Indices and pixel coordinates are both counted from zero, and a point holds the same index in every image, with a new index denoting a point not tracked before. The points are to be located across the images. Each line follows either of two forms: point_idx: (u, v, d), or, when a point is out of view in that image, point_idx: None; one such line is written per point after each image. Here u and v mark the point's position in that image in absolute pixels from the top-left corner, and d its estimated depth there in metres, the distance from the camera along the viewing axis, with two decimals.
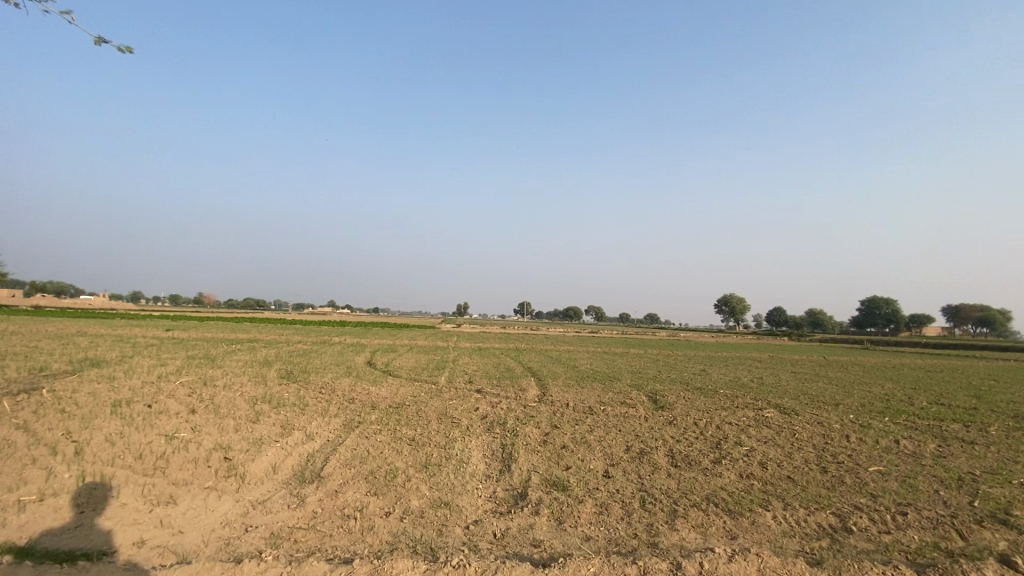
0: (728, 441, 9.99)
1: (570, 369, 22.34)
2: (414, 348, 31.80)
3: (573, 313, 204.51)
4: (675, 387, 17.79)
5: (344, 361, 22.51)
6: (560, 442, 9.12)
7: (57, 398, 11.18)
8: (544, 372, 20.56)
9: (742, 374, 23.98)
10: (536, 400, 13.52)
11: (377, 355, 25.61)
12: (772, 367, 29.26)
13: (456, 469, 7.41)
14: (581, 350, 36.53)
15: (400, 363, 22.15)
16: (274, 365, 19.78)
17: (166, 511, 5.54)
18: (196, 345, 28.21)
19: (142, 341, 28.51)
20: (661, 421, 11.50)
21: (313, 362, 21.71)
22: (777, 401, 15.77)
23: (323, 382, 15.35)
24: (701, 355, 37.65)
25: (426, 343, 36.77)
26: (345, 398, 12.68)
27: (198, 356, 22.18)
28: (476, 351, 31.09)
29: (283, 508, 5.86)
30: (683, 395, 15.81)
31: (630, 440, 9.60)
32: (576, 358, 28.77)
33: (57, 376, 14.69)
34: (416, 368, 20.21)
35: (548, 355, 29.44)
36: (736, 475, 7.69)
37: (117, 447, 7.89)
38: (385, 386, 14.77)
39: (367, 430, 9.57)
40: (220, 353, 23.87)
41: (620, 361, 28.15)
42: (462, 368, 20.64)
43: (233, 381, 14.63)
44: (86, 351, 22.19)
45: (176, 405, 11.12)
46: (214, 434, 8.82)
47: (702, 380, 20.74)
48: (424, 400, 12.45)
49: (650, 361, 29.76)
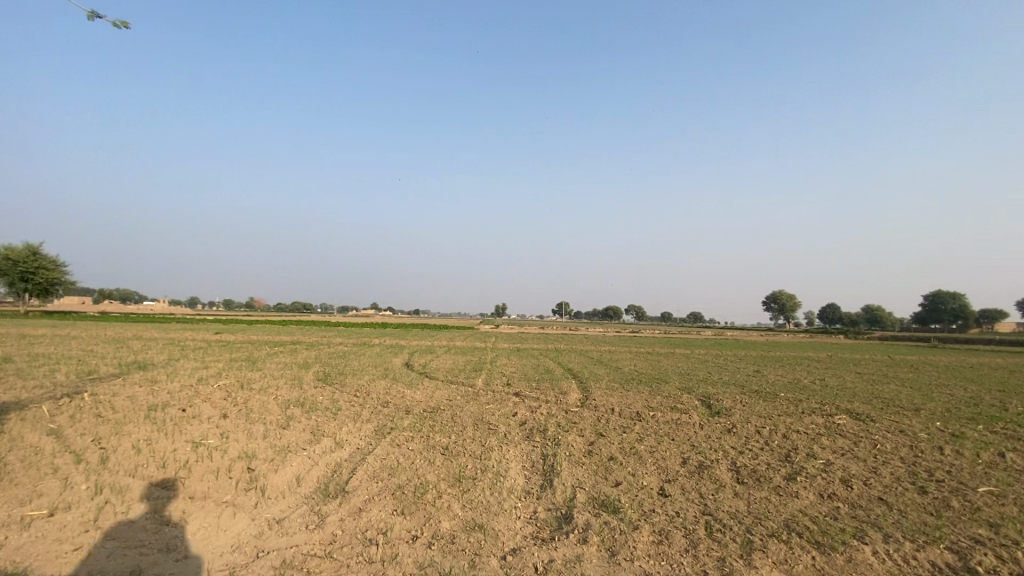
0: (799, 453, 8.82)
1: (613, 370, 21.26)
2: (452, 349, 31.38)
3: (613, 312, 201.12)
4: (729, 390, 16.48)
5: (381, 363, 22.24)
6: (607, 453, 8.24)
7: (96, 402, 11.16)
8: (586, 374, 19.61)
9: (801, 375, 22.19)
10: (579, 404, 12.64)
11: (415, 357, 25.29)
12: (833, 367, 27.12)
13: (492, 485, 6.66)
14: (623, 350, 35.21)
15: (437, 365, 21.70)
16: (312, 367, 19.69)
17: (174, 531, 5.05)
18: (241, 347, 28.76)
19: (191, 344, 29.39)
20: (719, 429, 10.41)
21: (350, 363, 21.55)
22: (846, 405, 14.25)
23: (358, 385, 14.98)
24: (752, 355, 35.60)
25: (464, 344, 36.41)
26: (379, 402, 12.19)
27: (240, 359, 22.44)
28: (514, 353, 30.40)
29: (300, 529, 5.28)
30: (739, 399, 14.55)
31: (687, 452, 8.60)
32: (619, 359, 27.62)
33: (103, 379, 14.96)
34: (453, 370, 19.66)
35: (588, 356, 28.42)
36: (816, 496, 6.61)
37: (142, 454, 7.59)
38: (420, 389, 14.23)
39: (399, 437, 8.98)
40: (262, 356, 24.12)
41: (665, 362, 26.78)
42: (500, 370, 19.93)
43: (270, 384, 14.45)
44: (137, 354, 22.88)
45: (209, 409, 10.90)
46: (241, 441, 8.43)
47: (757, 382, 19.24)
48: (460, 404, 11.80)
49: (698, 362, 28.19)
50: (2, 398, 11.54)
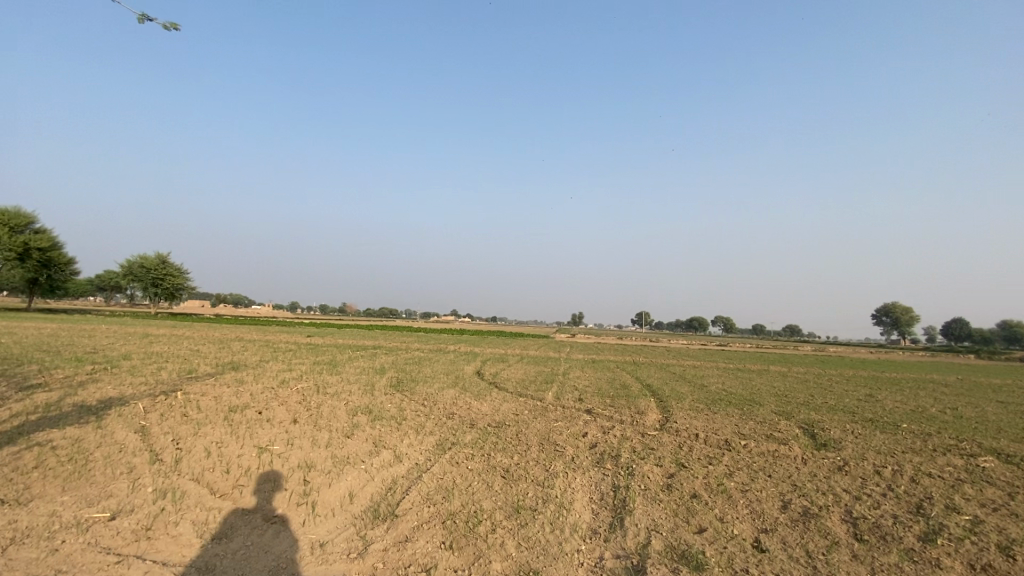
0: (935, 505, 7.19)
1: (698, 388, 19.55)
2: (525, 359, 30.90)
3: (697, 323, 191.13)
4: (837, 417, 14.39)
5: (454, 371, 22.20)
6: (689, 490, 7.19)
7: (185, 402, 11.84)
8: (667, 391, 18.16)
9: (926, 402, 19.07)
10: (657, 426, 11.51)
11: (488, 366, 25.06)
12: (966, 394, 23.21)
13: (553, 520, 5.93)
14: (709, 366, 32.79)
15: (508, 375, 21.25)
16: (387, 373, 20.02)
17: (216, 550, 4.84)
18: (326, 351, 30.28)
19: (283, 347, 31.45)
20: (827, 468, 8.88)
21: (424, 370, 21.71)
22: (991, 443, 11.80)
23: (428, 394, 14.85)
24: (861, 376, 31.65)
25: (538, 354, 35.84)
26: (445, 413, 11.86)
27: (323, 363, 23.48)
28: (588, 364, 29.32)
29: (340, 557, 4.86)
30: (849, 429, 12.57)
31: (788, 496, 7.31)
32: (703, 375, 25.62)
33: (200, 378, 16.09)
34: (524, 382, 19.07)
35: (669, 371, 26.69)
36: (967, 568, 5.18)
37: (210, 458, 7.72)
38: (488, 400, 13.77)
39: (459, 453, 8.49)
40: (343, 360, 25.08)
41: (757, 381, 24.38)
42: (572, 383, 19.05)
43: (344, 390, 14.73)
44: (235, 354, 24.73)
45: (282, 414, 11.14)
46: (304, 449, 8.38)
47: (870, 408, 16.74)
48: (527, 420, 11.16)
49: (795, 381, 25.41)
50: (111, 394, 12.63)
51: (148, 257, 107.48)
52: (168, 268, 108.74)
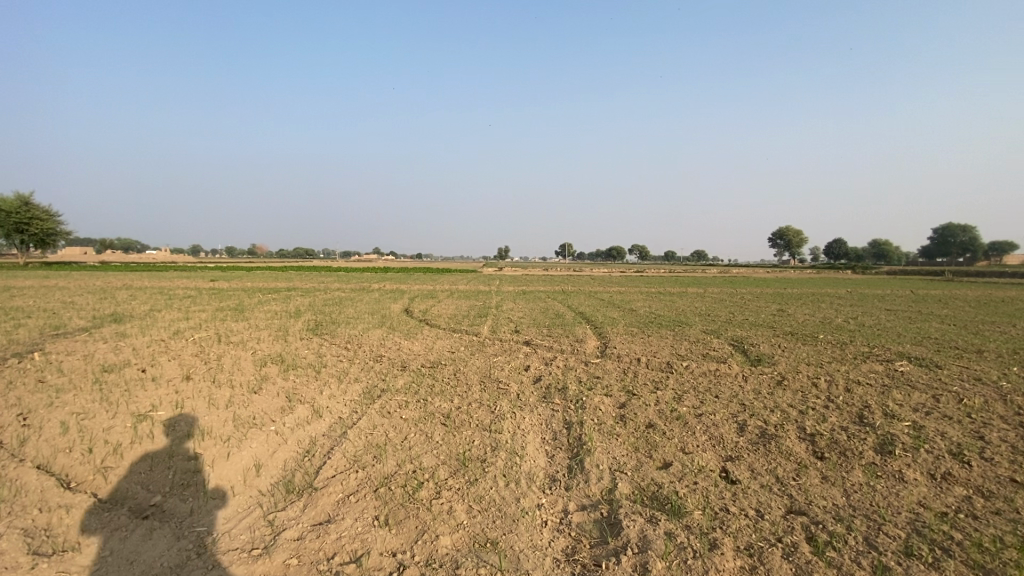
0: (876, 414, 7.29)
1: (629, 313, 19.69)
2: (454, 293, 29.88)
3: (618, 251, 198.73)
4: (761, 333, 14.92)
5: (379, 309, 20.77)
6: (645, 421, 6.68)
7: (42, 365, 9.67)
8: (601, 317, 18.04)
9: (832, 314, 20.55)
10: (600, 353, 11.10)
11: (416, 302, 23.87)
12: (859, 304, 25.53)
13: (506, 471, 5.11)
14: (634, 291, 33.70)
15: (437, 310, 20.19)
16: (304, 315, 18.28)
17: (58, 573, 3.52)
18: (233, 295, 27.42)
19: (179, 293, 27.98)
20: (769, 384, 8.83)
21: (346, 310, 20.06)
22: (898, 348, 12.66)
23: (352, 335, 13.51)
24: (768, 293, 34.09)
25: (467, 287, 35.00)
26: (371, 356, 10.67)
27: (229, 308, 21.10)
28: (519, 296, 28.95)
29: (240, 555, 3.74)
30: (776, 343, 12.97)
31: (741, 416, 7.08)
32: (631, 300, 26.09)
33: (68, 334, 13.55)
34: (455, 316, 18.16)
35: (599, 298, 26.91)
36: (930, 479, 5.08)
37: (66, 436, 6.09)
38: (419, 338, 12.71)
39: (390, 401, 7.43)
40: (254, 303, 22.77)
41: (681, 303, 25.29)
42: (506, 315, 18.40)
43: (252, 337, 13.01)
44: (120, 304, 21.56)
45: (172, 370, 9.38)
46: (197, 413, 6.92)
47: (787, 322, 17.67)
48: (464, 357, 10.26)
49: (715, 301, 26.67)
50: None
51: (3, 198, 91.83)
52: (31, 210, 93.66)
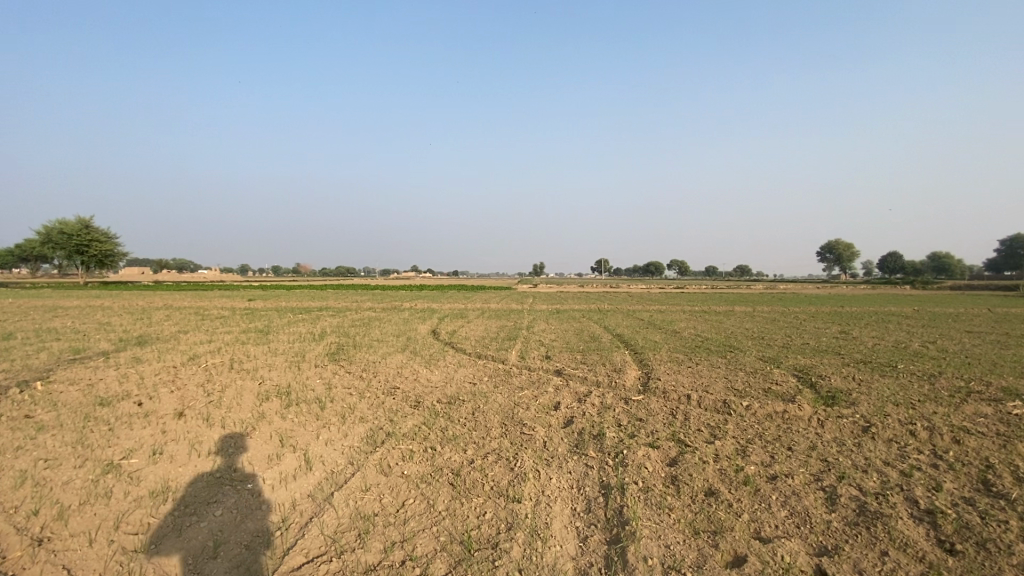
0: (1007, 479, 5.65)
1: (672, 336, 18.08)
2: (485, 313, 28.83)
3: (655, 267, 194.15)
4: (828, 362, 13.06)
5: (405, 331, 19.92)
6: (703, 487, 5.32)
7: (40, 396, 9.12)
8: (641, 341, 16.51)
9: (905, 338, 18.22)
10: (641, 387, 9.72)
11: (445, 323, 22.90)
12: (933, 325, 22.86)
13: (523, 566, 3.90)
14: (676, 310, 31.76)
15: (466, 333, 19.12)
16: (327, 338, 17.56)
17: None
18: (263, 316, 27.29)
19: (213, 314, 28.12)
20: (853, 432, 7.23)
21: (371, 332, 19.29)
22: (1001, 382, 10.66)
23: (370, 361, 12.56)
24: (823, 312, 31.41)
25: (499, 306, 33.99)
26: (384, 388, 9.65)
27: (256, 329, 20.70)
28: (553, 315, 27.66)
29: None
30: (849, 375, 11.19)
31: (826, 480, 5.60)
32: (673, 320, 24.34)
33: (85, 360, 13.19)
34: (484, 340, 17.03)
35: (638, 318, 25.28)
36: None
37: (19, 492, 5.29)
38: (440, 366, 11.63)
39: (393, 449, 6.33)
40: (282, 325, 22.38)
41: (728, 324, 23.35)
42: (537, 338, 17.16)
43: (266, 363, 12.26)
44: (151, 326, 21.56)
45: (168, 404, 8.62)
46: (174, 463, 6.03)
47: (854, 348, 15.67)
48: (486, 391, 9.09)
49: (766, 322, 24.52)
50: None
51: (69, 223, 98.03)
52: (93, 234, 99.45)
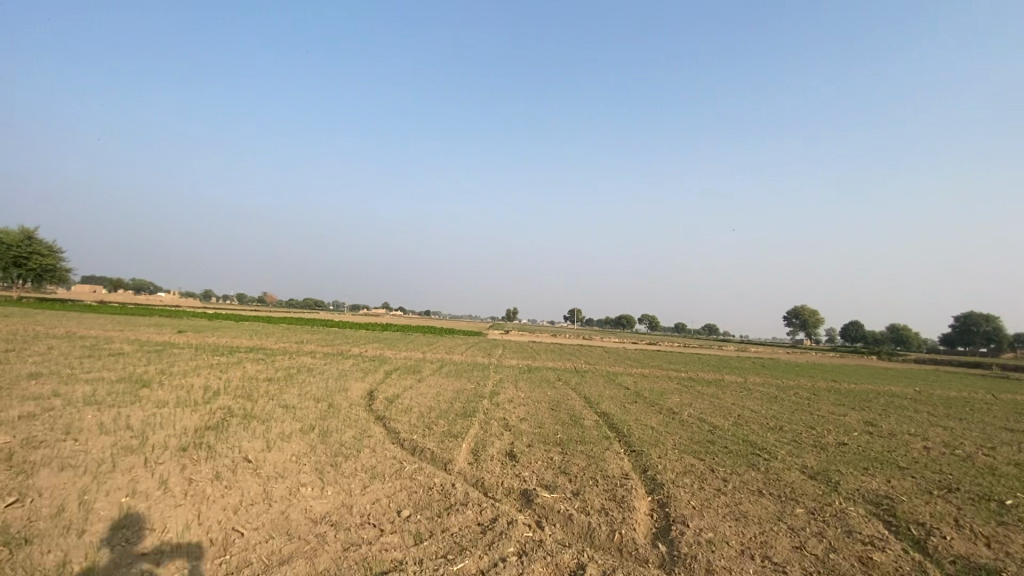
0: None
1: (672, 422, 14.16)
2: (445, 368, 24.68)
3: (628, 321, 192.63)
4: (899, 487, 9.40)
5: (335, 391, 15.64)
6: None
7: None
8: (636, 430, 12.53)
9: (952, 440, 14.78)
10: (664, 550, 5.78)
11: (389, 381, 18.52)
12: (958, 417, 19.81)
13: None
14: (661, 376, 28.26)
15: (410, 400, 14.79)
16: (218, 400, 13.04)
17: None
18: (173, 356, 22.38)
19: (113, 350, 23.07)
20: None
21: (289, 392, 14.91)
22: None
23: (241, 457, 8.22)
24: (821, 388, 28.33)
25: (463, 360, 29.88)
26: (219, 540, 5.46)
27: (140, 376, 15.92)
28: (523, 375, 23.75)
29: None
30: (955, 522, 7.53)
31: None
32: (664, 393, 20.69)
33: None
34: (429, 415, 12.77)
35: (623, 387, 21.58)
36: None
37: None
38: (345, 478, 7.49)
39: None
40: (181, 371, 17.58)
41: (731, 402, 19.60)
42: (501, 416, 13.13)
43: (72, 455, 7.87)
44: (4, 365, 16.58)
45: None
46: None
47: (906, 456, 12.19)
48: (395, 562, 5.01)
49: (771, 401, 20.85)
50: None
51: (9, 232, 90.49)
52: (35, 246, 91.75)
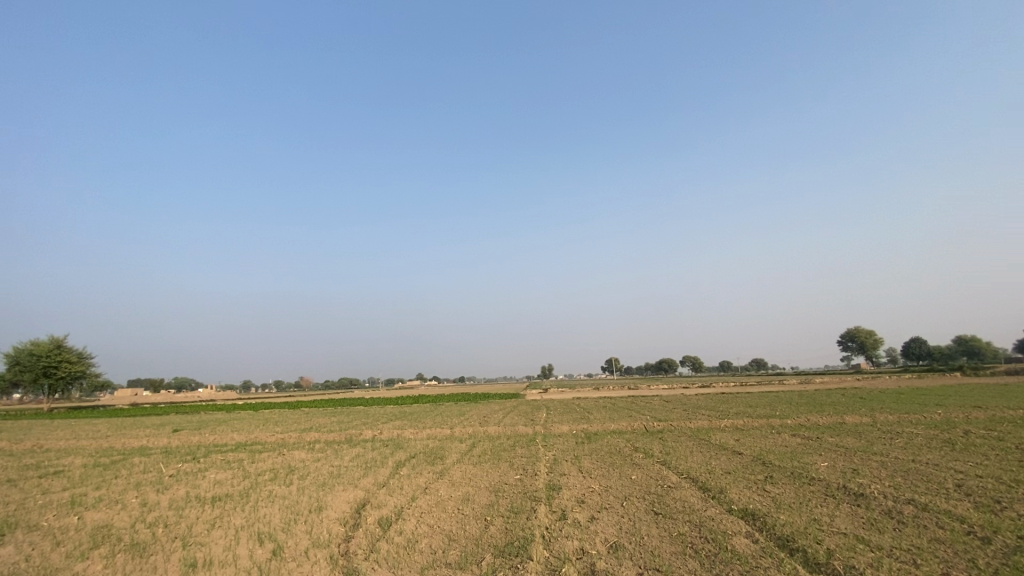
0: None
1: (889, 527, 7.74)
2: (478, 448, 18.68)
3: (670, 364, 182.56)
4: None
5: (301, 514, 9.86)
6: None
7: None
8: (855, 565, 6.25)
9: None
10: None
11: (394, 483, 12.64)
12: None
13: None
14: (761, 428, 21.57)
15: (416, 524, 8.86)
16: (76, 565, 7.39)
17: None
18: (122, 469, 17.03)
19: (51, 467, 17.92)
20: None
21: (221, 526, 9.18)
22: None
23: None
24: (983, 421, 21.07)
25: (502, 432, 23.90)
26: None
27: (14, 517, 10.45)
28: (582, 447, 17.58)
29: None
30: None
31: None
32: (798, 457, 14.16)
33: None
34: (446, 564, 6.88)
35: (728, 454, 15.21)
36: None
37: None
38: None
39: None
40: (95, 498, 12.07)
41: (911, 462, 12.87)
42: (579, 549, 7.14)
43: None
44: None
45: None
46: None
47: None
48: None
49: (962, 453, 13.98)
50: None
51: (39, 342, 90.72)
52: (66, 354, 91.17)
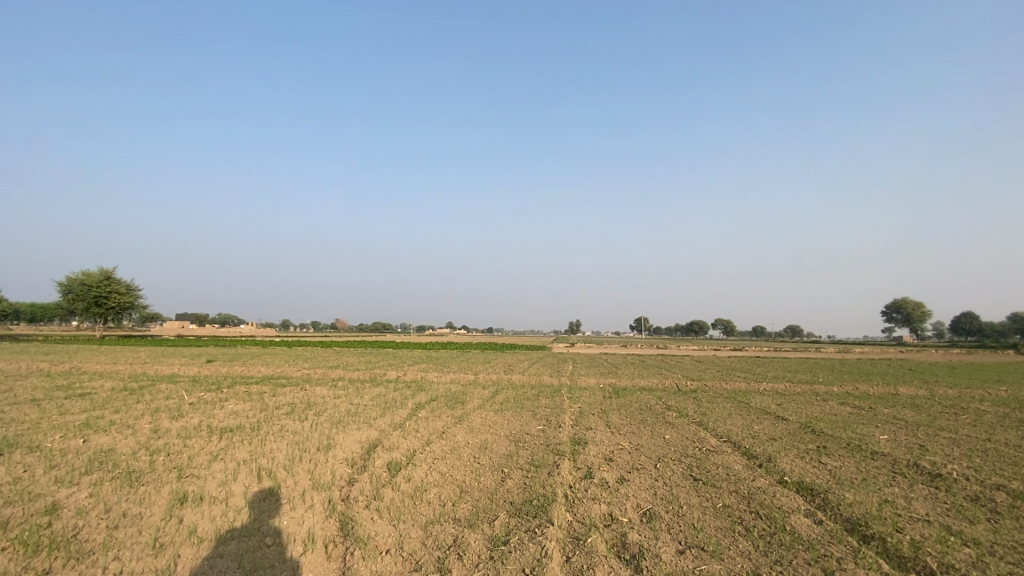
0: None
1: (981, 517, 6.46)
2: (500, 396, 17.98)
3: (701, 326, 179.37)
4: None
5: (307, 452, 9.24)
6: None
7: None
8: (954, 564, 5.03)
9: None
10: None
11: (410, 426, 11.98)
12: None
13: None
14: (804, 394, 20.10)
15: (425, 471, 8.08)
16: (61, 491, 6.89)
17: None
18: (145, 394, 17.09)
19: (80, 389, 18.21)
20: None
21: (221, 459, 8.61)
22: None
23: None
24: None
25: (526, 381, 23.21)
26: None
27: (25, 436, 10.26)
28: (610, 402, 16.62)
29: None
30: None
31: None
32: (852, 428, 12.78)
33: None
34: (452, 521, 6.02)
35: (770, 418, 13.94)
36: None
37: None
38: None
39: None
40: (109, 422, 11.86)
41: (987, 441, 11.35)
42: (607, 516, 6.15)
43: None
44: None
45: None
46: None
47: None
48: None
49: None
50: None
51: (90, 273, 95.22)
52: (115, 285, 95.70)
